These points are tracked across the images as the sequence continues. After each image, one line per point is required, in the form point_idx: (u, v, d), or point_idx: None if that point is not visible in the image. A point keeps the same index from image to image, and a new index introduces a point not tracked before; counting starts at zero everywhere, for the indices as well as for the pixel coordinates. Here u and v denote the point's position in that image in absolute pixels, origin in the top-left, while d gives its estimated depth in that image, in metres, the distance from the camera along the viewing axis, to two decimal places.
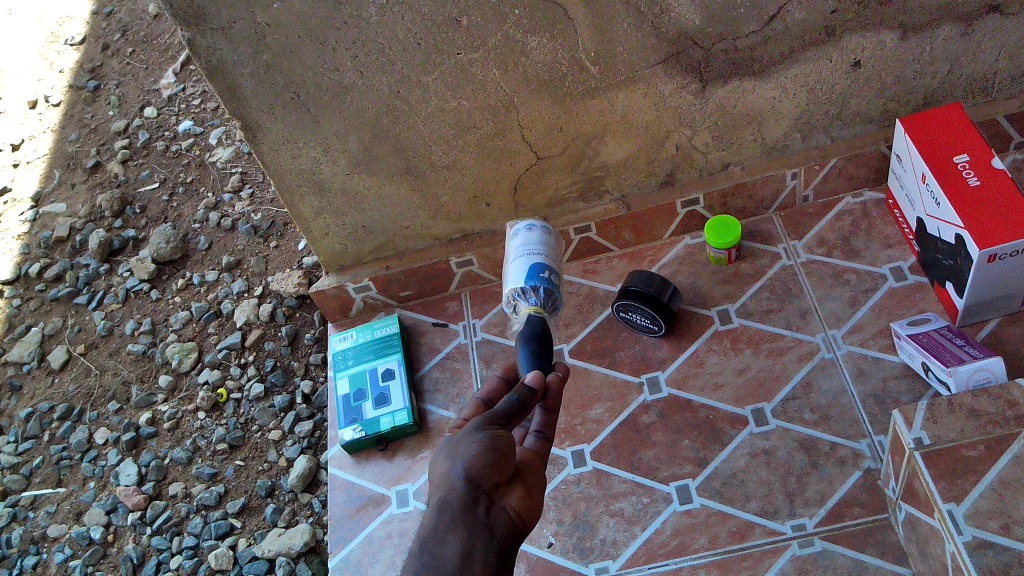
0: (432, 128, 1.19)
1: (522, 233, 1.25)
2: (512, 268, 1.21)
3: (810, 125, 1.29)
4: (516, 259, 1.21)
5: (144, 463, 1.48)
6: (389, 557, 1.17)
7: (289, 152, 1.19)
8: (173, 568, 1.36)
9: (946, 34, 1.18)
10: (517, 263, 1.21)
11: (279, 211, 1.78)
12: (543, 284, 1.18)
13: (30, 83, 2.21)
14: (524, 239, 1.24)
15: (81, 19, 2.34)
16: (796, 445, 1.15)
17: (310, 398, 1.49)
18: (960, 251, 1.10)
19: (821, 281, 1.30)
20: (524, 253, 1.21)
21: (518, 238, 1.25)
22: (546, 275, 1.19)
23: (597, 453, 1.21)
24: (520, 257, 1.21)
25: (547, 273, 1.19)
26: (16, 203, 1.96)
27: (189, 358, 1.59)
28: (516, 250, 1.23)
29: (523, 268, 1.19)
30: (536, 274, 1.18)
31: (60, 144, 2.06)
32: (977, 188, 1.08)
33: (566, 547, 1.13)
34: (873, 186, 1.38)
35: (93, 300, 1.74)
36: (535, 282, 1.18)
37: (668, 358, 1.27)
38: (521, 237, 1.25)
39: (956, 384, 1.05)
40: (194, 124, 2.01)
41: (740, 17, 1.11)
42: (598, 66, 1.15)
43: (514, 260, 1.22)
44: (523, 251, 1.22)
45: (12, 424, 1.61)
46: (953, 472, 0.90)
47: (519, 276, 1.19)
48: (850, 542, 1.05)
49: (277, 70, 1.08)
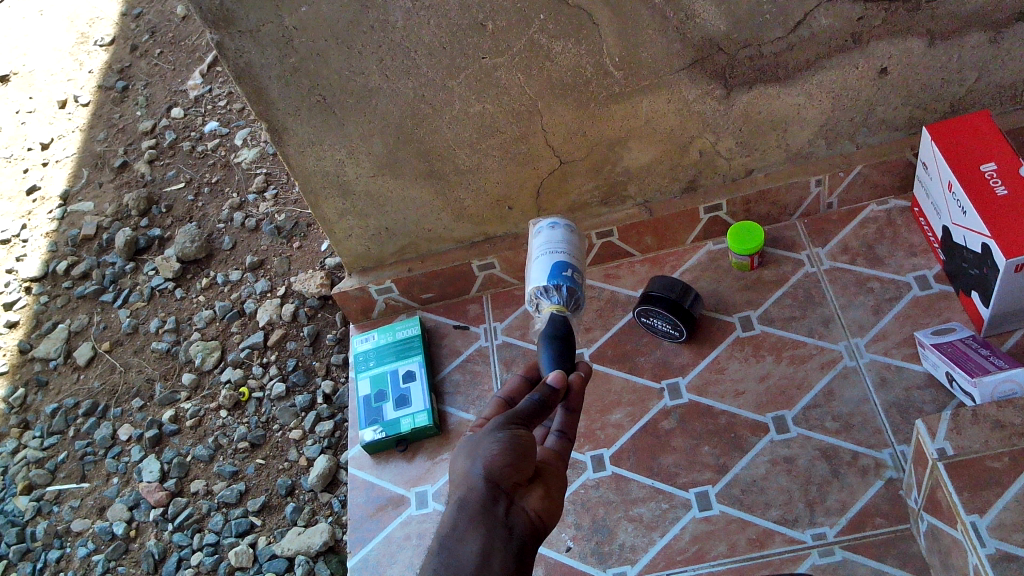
0: (456, 131, 1.19)
1: (543, 231, 1.25)
2: (534, 267, 1.21)
3: (835, 132, 1.29)
4: (536, 258, 1.22)
5: (167, 460, 1.50)
6: (408, 557, 1.18)
7: (316, 155, 1.20)
8: (194, 565, 1.38)
9: (975, 41, 1.17)
10: (538, 262, 1.21)
11: (303, 212, 1.80)
12: (566, 283, 1.17)
13: (60, 83, 2.24)
14: (545, 239, 1.24)
15: (111, 20, 2.37)
16: (817, 454, 1.14)
17: (331, 398, 1.51)
18: (986, 260, 1.09)
19: (844, 289, 1.29)
20: (543, 252, 1.21)
21: (538, 238, 1.25)
22: (569, 274, 1.18)
23: (617, 458, 1.21)
24: (541, 256, 1.21)
25: (570, 272, 1.18)
26: (45, 201, 2.00)
27: (212, 357, 1.61)
28: (536, 251, 1.23)
29: (543, 266, 1.20)
30: (558, 273, 1.18)
31: (89, 144, 2.09)
32: (1005, 197, 1.07)
33: (585, 551, 1.13)
34: (898, 194, 1.37)
35: (118, 298, 1.77)
36: (557, 281, 1.17)
37: (689, 364, 1.27)
38: (541, 236, 1.24)
39: (981, 395, 1.03)
40: (220, 125, 2.03)
41: (765, 24, 1.12)
42: (623, 71, 1.15)
43: (535, 259, 1.22)
44: (543, 250, 1.22)
45: (39, 419, 1.64)
46: (977, 483, 0.89)
47: (539, 273, 1.19)
48: (871, 552, 1.04)
49: (304, 73, 1.09)
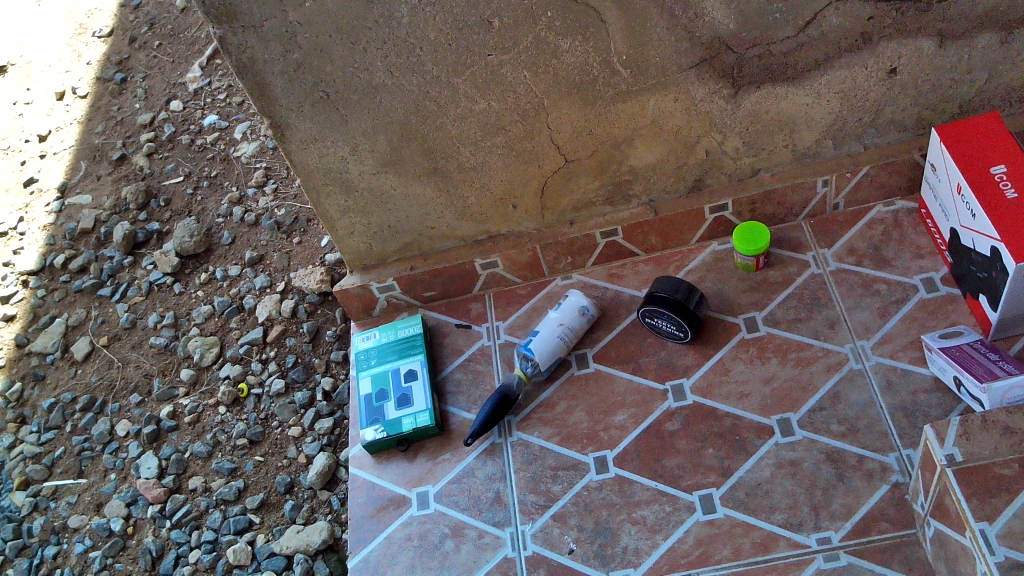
0: (460, 128, 1.18)
1: (576, 302, 1.31)
2: (544, 325, 1.30)
3: (842, 132, 1.28)
4: (555, 324, 1.29)
5: (165, 456, 1.49)
6: (409, 558, 1.17)
7: (318, 151, 1.19)
8: (192, 563, 1.36)
9: (986, 42, 1.16)
10: (554, 326, 1.29)
11: (302, 207, 1.79)
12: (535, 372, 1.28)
13: (58, 75, 2.22)
14: (570, 310, 1.30)
15: (109, 11, 2.35)
16: (822, 457, 1.13)
17: (331, 395, 1.50)
18: (996, 264, 1.08)
19: (850, 290, 1.28)
20: (561, 324, 1.29)
21: (567, 303, 1.31)
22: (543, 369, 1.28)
23: (620, 460, 1.20)
24: (560, 323, 1.29)
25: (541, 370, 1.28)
26: (43, 193, 1.98)
27: (211, 353, 1.59)
28: (557, 313, 1.31)
29: (548, 337, 1.28)
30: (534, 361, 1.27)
31: (87, 136, 2.07)
32: (1015, 200, 1.06)
33: (588, 554, 1.12)
34: (904, 195, 1.36)
35: (116, 292, 1.75)
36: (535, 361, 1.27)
37: (693, 365, 1.26)
38: (570, 305, 1.31)
39: (990, 401, 1.02)
40: (219, 118, 2.01)
41: (774, 23, 1.10)
42: (629, 70, 1.14)
43: (552, 321, 1.30)
44: (563, 321, 1.29)
45: (36, 414, 1.62)
46: (986, 490, 0.88)
47: (544, 335, 1.28)
48: (876, 557, 1.04)
49: (308, 69, 1.08)
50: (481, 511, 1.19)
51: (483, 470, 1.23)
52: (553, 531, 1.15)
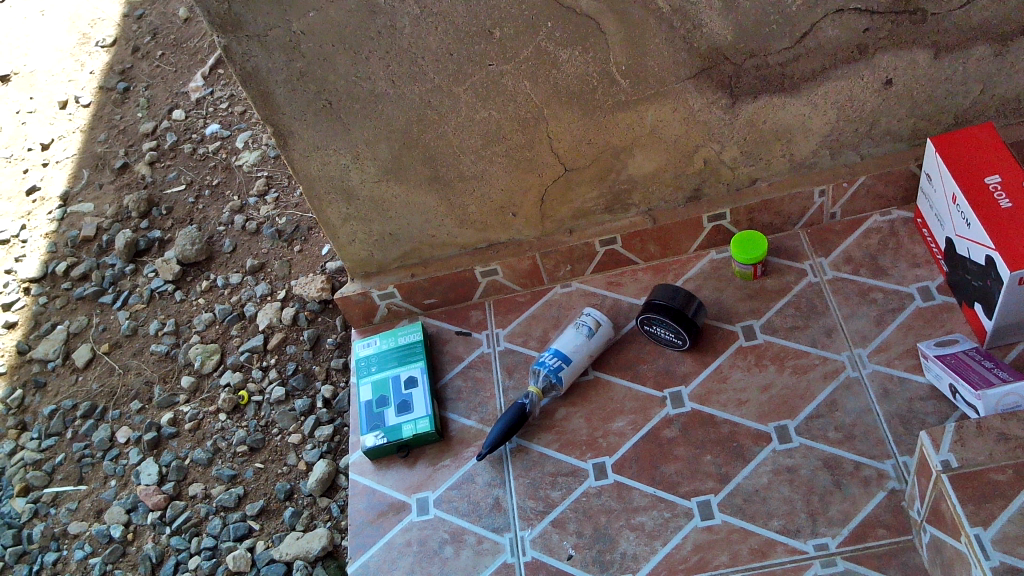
0: (462, 138, 1.19)
1: (604, 329, 1.30)
2: (577, 354, 1.28)
3: (839, 142, 1.29)
4: (584, 353, 1.28)
5: (165, 463, 1.49)
6: (408, 564, 1.17)
7: (320, 159, 1.20)
8: (191, 569, 1.37)
9: (980, 54, 1.18)
10: (582, 354, 1.28)
11: (304, 215, 1.80)
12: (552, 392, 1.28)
13: (61, 84, 2.24)
14: (599, 340, 1.30)
15: (112, 21, 2.37)
16: (819, 464, 1.14)
17: (331, 402, 1.51)
18: (990, 273, 1.09)
19: (847, 299, 1.29)
20: (589, 353, 1.29)
21: (597, 331, 1.30)
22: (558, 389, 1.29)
23: (620, 466, 1.20)
24: (587, 351, 1.29)
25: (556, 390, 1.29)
26: (45, 201, 1.99)
27: (212, 360, 1.60)
28: (588, 342, 1.29)
29: (577, 367, 1.28)
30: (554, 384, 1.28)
31: (89, 145, 2.08)
32: (1010, 209, 1.07)
33: (586, 560, 1.13)
34: (901, 205, 1.37)
35: (118, 300, 1.76)
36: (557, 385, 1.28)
37: (692, 373, 1.27)
38: (600, 335, 1.30)
39: (985, 407, 1.03)
40: (222, 127, 2.03)
41: (772, 34, 1.12)
42: (628, 79, 1.15)
43: (584, 351, 1.28)
44: (591, 351, 1.29)
45: (37, 420, 1.63)
46: (981, 496, 0.88)
47: (574, 365, 1.27)
48: (873, 563, 1.04)
49: (311, 78, 1.09)
50: (481, 517, 1.20)
51: (482, 477, 1.24)
52: (552, 537, 1.16)
